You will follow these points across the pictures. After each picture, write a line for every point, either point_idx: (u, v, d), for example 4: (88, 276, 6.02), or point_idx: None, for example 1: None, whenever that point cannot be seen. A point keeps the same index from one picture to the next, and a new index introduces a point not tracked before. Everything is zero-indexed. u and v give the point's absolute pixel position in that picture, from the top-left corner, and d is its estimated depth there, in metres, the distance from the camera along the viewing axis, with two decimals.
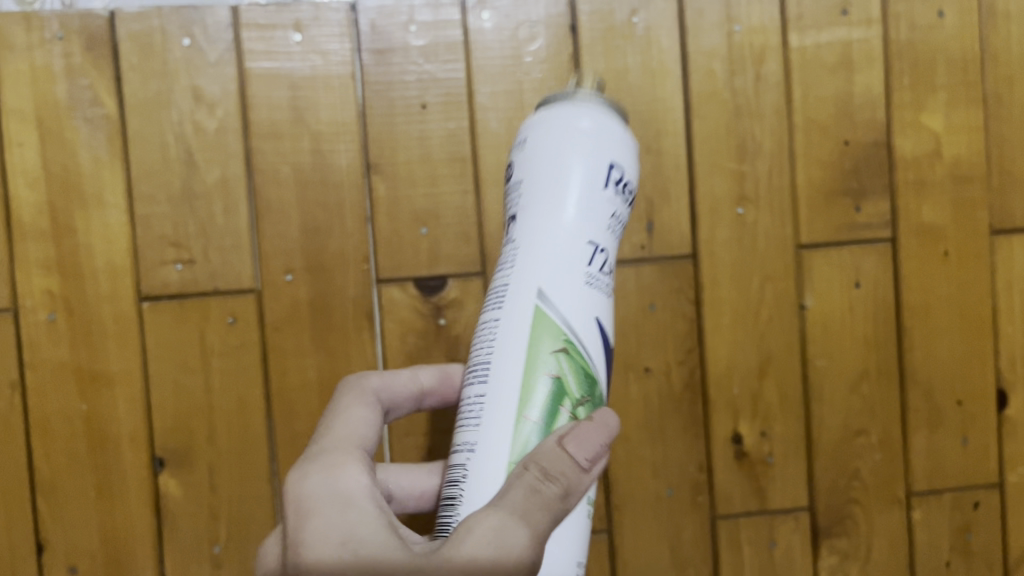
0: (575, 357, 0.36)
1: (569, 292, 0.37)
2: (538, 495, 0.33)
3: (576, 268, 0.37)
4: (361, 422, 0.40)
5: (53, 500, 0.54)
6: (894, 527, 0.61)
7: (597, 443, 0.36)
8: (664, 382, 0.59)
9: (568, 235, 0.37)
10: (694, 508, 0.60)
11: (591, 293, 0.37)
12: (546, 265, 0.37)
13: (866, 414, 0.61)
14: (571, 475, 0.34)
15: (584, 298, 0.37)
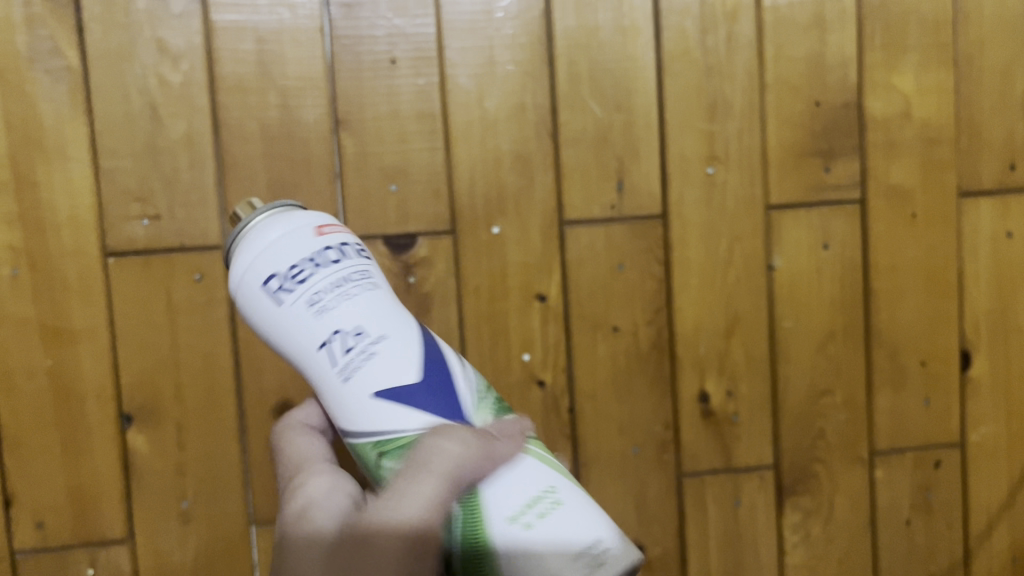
0: (393, 451, 0.37)
1: (336, 399, 0.38)
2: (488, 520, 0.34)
3: (329, 379, 0.38)
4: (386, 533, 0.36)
5: (19, 455, 0.54)
6: (856, 486, 0.62)
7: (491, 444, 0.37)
8: (632, 341, 0.59)
9: (307, 344, 0.38)
10: (660, 466, 0.60)
11: (351, 383, 0.38)
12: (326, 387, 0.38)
13: (831, 374, 0.61)
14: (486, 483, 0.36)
15: (352, 395, 0.38)
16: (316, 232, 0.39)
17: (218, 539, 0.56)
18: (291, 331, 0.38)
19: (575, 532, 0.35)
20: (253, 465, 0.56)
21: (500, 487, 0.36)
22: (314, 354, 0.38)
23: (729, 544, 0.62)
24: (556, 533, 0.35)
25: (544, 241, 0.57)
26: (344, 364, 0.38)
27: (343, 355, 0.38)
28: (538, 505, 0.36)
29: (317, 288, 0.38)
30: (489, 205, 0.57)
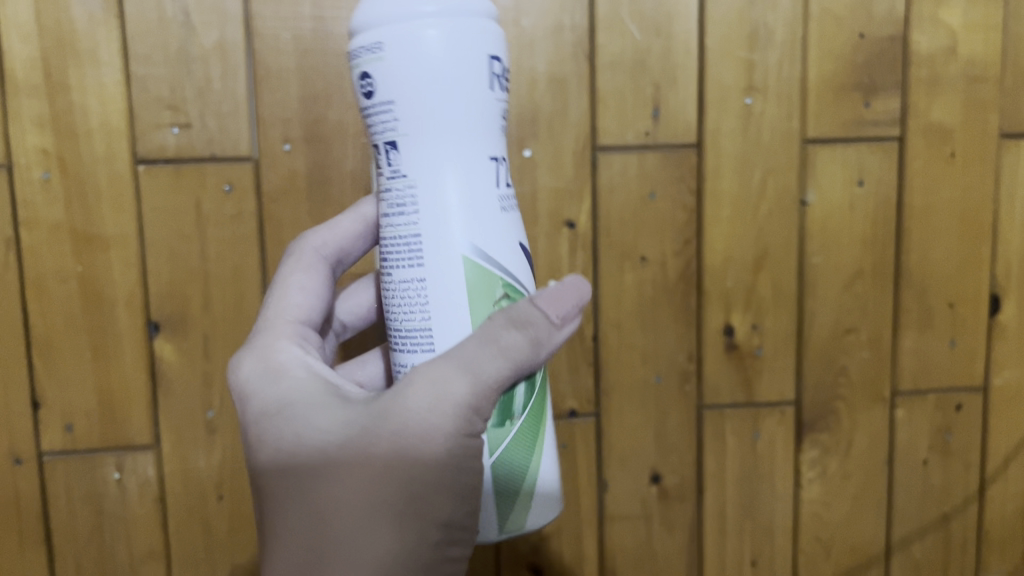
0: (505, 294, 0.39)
1: (487, 213, 0.38)
2: (493, 342, 0.36)
3: (491, 198, 0.38)
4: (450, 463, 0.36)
5: (49, 358, 0.54)
6: (875, 425, 0.63)
7: (562, 296, 0.39)
8: (660, 271, 0.59)
9: (478, 148, 0.38)
10: (681, 397, 0.61)
11: (508, 216, 0.39)
12: (455, 193, 0.37)
13: (858, 313, 0.61)
14: (535, 323, 0.37)
15: (505, 222, 0.39)
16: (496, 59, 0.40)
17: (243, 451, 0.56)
18: (481, 119, 0.38)
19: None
20: None
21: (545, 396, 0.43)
22: (484, 160, 0.38)
23: (746, 476, 0.62)
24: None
25: (576, 166, 0.57)
26: (506, 197, 0.39)
27: (505, 187, 0.39)
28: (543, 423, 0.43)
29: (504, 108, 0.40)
30: (523, 127, 0.56)
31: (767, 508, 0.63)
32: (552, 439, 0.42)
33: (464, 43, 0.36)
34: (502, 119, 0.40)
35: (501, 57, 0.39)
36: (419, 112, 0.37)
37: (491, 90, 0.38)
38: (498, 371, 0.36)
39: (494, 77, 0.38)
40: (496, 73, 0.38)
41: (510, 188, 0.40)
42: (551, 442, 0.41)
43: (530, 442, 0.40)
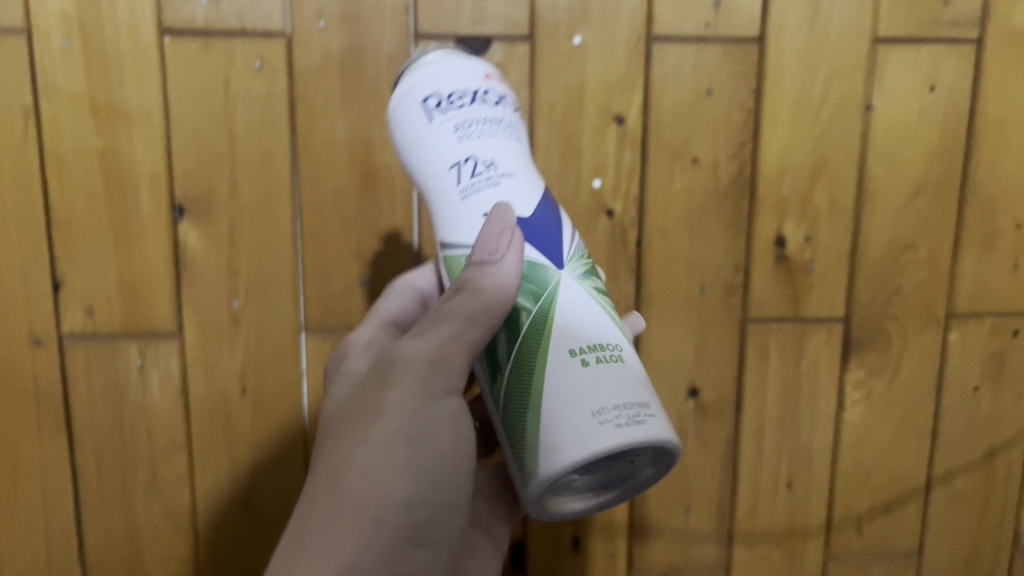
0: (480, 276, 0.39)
1: (451, 213, 0.40)
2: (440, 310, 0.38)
3: (450, 202, 0.40)
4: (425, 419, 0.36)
5: (70, 239, 0.52)
6: (927, 348, 0.60)
7: (494, 234, 0.38)
8: (711, 175, 0.55)
9: (436, 159, 0.40)
10: (725, 310, 0.58)
11: (470, 203, 0.39)
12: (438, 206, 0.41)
13: (918, 228, 0.58)
14: (475, 280, 0.37)
15: (466, 213, 0.39)
16: (484, 77, 0.40)
17: (268, 345, 0.54)
18: (430, 144, 0.39)
19: (614, 387, 0.36)
20: (306, 270, 0.54)
21: (572, 324, 0.38)
22: (445, 172, 0.40)
23: (787, 394, 0.60)
24: (627, 385, 0.36)
25: (628, 58, 0.53)
26: (467, 184, 0.39)
27: (467, 177, 0.39)
28: (600, 352, 0.37)
29: (475, 114, 0.39)
30: (573, 13, 0.52)
31: (807, 428, 0.60)
32: (579, 369, 0.36)
33: (409, 105, 0.40)
34: (461, 126, 0.39)
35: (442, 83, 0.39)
36: (406, 156, 0.41)
37: (435, 117, 0.39)
38: (453, 328, 0.37)
39: (435, 106, 0.39)
40: (426, 103, 0.39)
41: (491, 169, 0.39)
42: (570, 374, 0.36)
43: (523, 390, 0.37)
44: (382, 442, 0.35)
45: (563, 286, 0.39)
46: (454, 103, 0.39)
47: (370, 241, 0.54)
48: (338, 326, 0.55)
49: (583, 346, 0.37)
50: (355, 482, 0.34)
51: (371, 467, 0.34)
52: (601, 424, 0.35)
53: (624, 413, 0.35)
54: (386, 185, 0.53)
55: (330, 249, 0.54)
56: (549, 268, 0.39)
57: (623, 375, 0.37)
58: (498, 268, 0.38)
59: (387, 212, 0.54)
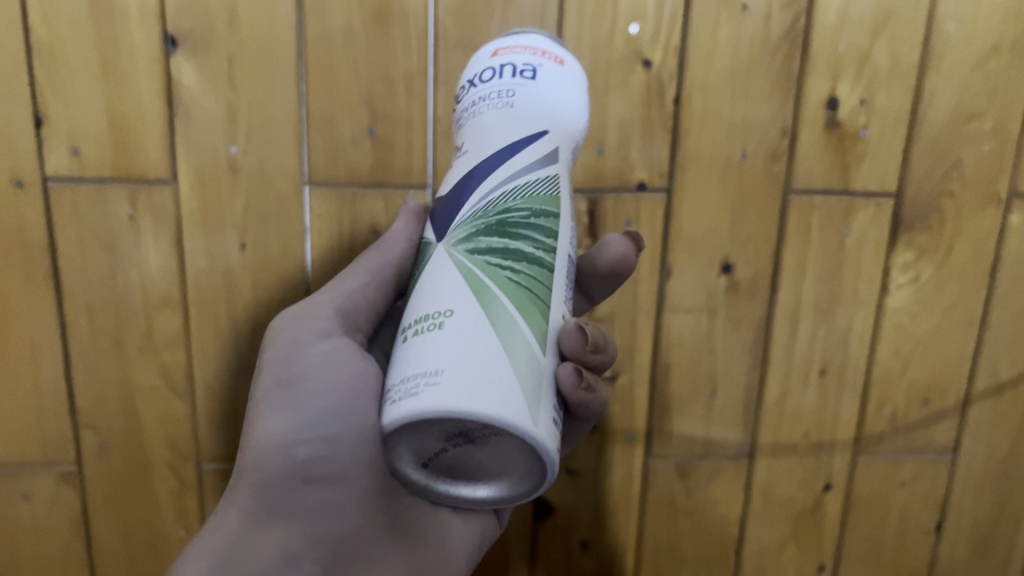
0: None
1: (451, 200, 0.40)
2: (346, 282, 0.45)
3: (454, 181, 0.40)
4: (296, 366, 0.40)
5: (53, 68, 0.47)
6: (983, 230, 0.55)
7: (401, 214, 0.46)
8: (762, 27, 0.50)
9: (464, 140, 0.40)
10: (768, 180, 0.53)
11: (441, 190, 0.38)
12: None
13: (985, 95, 0.52)
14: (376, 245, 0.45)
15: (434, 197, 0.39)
16: (491, 56, 0.36)
17: (270, 197, 0.50)
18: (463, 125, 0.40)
19: (419, 357, 0.29)
20: (311, 117, 0.49)
21: (424, 294, 0.33)
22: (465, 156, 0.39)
23: (828, 276, 0.55)
24: (450, 356, 0.29)
25: None
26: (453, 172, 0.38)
27: (455, 163, 0.38)
28: (424, 322, 0.31)
29: (467, 102, 0.36)
30: None
31: (846, 313, 0.56)
32: (397, 348, 0.31)
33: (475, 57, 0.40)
34: (461, 113, 0.37)
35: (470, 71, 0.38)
36: None
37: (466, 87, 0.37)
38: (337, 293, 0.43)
39: (459, 96, 0.38)
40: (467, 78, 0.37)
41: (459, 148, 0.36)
42: (396, 352, 0.31)
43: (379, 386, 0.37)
44: (259, 399, 0.40)
45: (434, 259, 0.34)
46: (464, 91, 0.37)
47: (382, 87, 0.49)
48: (345, 181, 0.50)
49: (414, 320, 0.32)
50: (245, 442, 0.40)
51: (249, 429, 0.40)
52: (384, 400, 0.29)
53: (407, 385, 0.29)
54: (401, 23, 0.48)
55: (337, 94, 0.49)
56: (430, 245, 0.35)
57: (435, 343, 0.30)
58: (394, 232, 0.45)
59: (401, 55, 0.49)
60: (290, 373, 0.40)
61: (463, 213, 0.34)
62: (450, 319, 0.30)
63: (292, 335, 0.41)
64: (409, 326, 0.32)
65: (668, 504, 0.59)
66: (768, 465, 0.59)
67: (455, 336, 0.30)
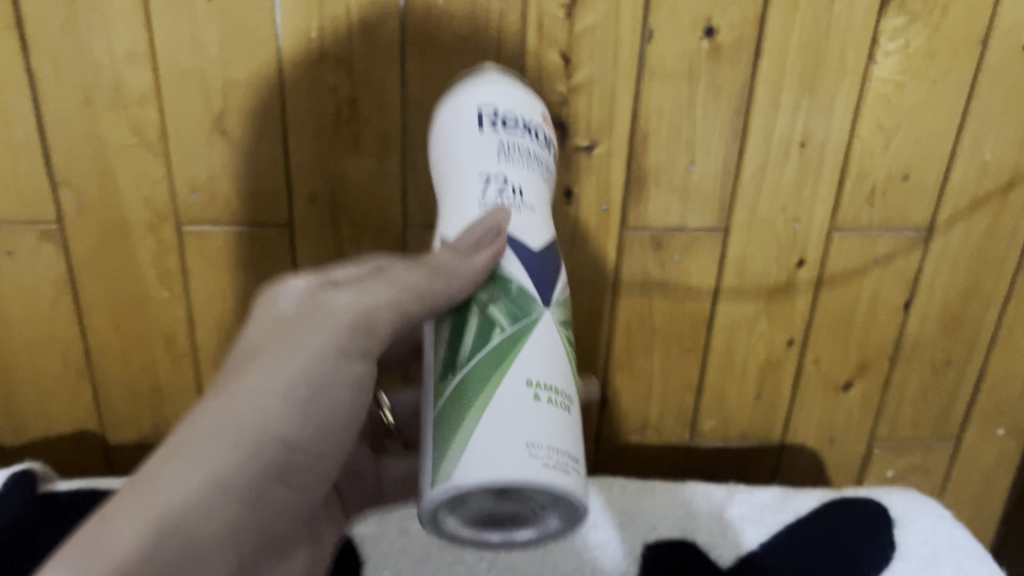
0: (503, 304, 0.37)
1: (459, 213, 0.39)
2: (396, 279, 0.36)
3: (462, 200, 0.39)
4: (320, 400, 0.33)
5: None
6: None
7: (484, 242, 0.37)
8: None
9: (471, 155, 0.39)
10: None
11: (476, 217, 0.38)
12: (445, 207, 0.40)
13: None
14: (448, 258, 0.36)
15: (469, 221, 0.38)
16: (539, 110, 0.42)
17: None
18: (468, 146, 0.39)
19: (558, 434, 0.33)
20: None
21: (542, 358, 0.36)
22: (471, 179, 0.39)
23: (814, 43, 0.53)
24: (548, 427, 0.33)
25: None
26: (489, 201, 0.38)
27: (496, 197, 0.38)
28: (549, 393, 0.35)
29: (523, 148, 0.39)
30: None
31: (831, 84, 0.55)
32: (531, 403, 0.34)
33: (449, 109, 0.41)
34: (506, 146, 0.39)
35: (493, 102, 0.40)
36: (442, 157, 0.41)
37: (480, 129, 0.39)
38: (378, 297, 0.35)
39: (487, 119, 0.39)
40: (480, 126, 0.39)
41: (519, 196, 0.39)
42: (522, 403, 0.34)
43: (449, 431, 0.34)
44: (258, 409, 0.32)
45: (542, 319, 0.37)
46: (500, 123, 0.39)
47: None
48: None
49: (539, 382, 0.35)
50: (214, 441, 0.31)
51: (231, 433, 0.31)
52: (543, 467, 0.32)
53: (550, 492, 0.33)
54: None
55: None
56: (533, 304, 0.37)
57: (568, 428, 0.34)
58: (472, 263, 0.36)
59: None
60: (307, 403, 0.33)
61: (556, 295, 0.38)
62: (568, 466, 0.33)
63: (327, 346, 0.34)
64: (528, 382, 0.35)
65: (643, 278, 0.61)
66: (743, 240, 0.59)
67: (566, 433, 0.34)
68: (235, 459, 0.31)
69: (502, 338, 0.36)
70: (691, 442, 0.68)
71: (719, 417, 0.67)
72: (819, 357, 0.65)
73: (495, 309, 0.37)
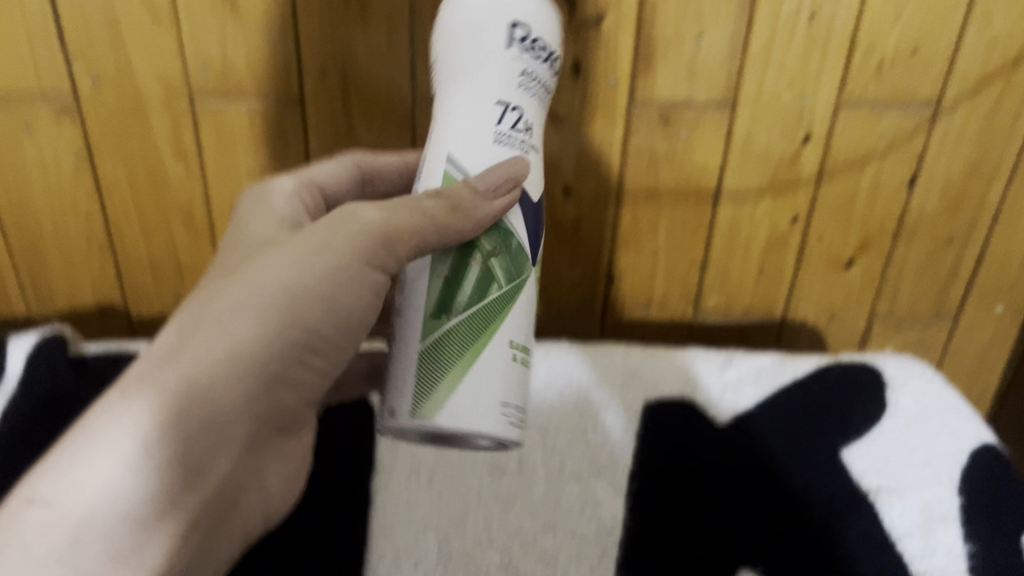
0: (503, 259, 0.38)
1: (471, 134, 0.38)
2: (412, 203, 0.36)
3: (476, 121, 0.38)
4: (342, 295, 0.35)
5: None
6: None
7: (500, 178, 0.37)
8: None
9: (493, 73, 0.38)
10: None
11: (491, 143, 0.38)
12: (451, 118, 0.39)
13: None
14: (455, 190, 0.36)
15: (483, 145, 0.38)
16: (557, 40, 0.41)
17: None
18: (495, 58, 0.38)
19: (514, 392, 0.38)
20: None
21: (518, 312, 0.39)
22: (490, 99, 0.38)
23: None
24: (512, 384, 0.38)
25: None
26: (503, 133, 0.38)
27: (507, 128, 0.38)
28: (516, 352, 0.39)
29: (541, 83, 0.39)
30: None
31: None
32: (503, 364, 0.37)
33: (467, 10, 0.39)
34: (528, 73, 0.39)
35: (526, 19, 0.38)
36: (458, 55, 0.39)
37: (505, 50, 0.38)
38: (407, 220, 0.36)
39: (520, 38, 0.38)
40: (505, 48, 0.38)
41: (526, 133, 0.39)
42: (497, 361, 0.37)
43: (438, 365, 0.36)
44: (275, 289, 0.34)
45: (528, 280, 0.39)
46: (529, 44, 0.38)
47: None
48: None
49: (517, 349, 0.38)
50: (233, 318, 0.33)
51: (247, 307, 0.34)
52: (496, 414, 0.36)
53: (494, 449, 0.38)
54: None
55: None
56: (523, 257, 0.39)
57: (518, 383, 0.38)
58: (486, 206, 0.37)
59: None
60: (322, 290, 0.35)
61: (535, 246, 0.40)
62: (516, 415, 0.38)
63: (353, 255, 0.35)
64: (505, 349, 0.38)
65: (649, 156, 0.61)
66: (749, 117, 0.60)
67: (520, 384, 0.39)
68: (251, 328, 0.33)
69: (490, 295, 0.38)
70: (694, 319, 0.70)
71: (722, 294, 0.68)
72: (822, 234, 0.66)
73: (495, 258, 0.38)
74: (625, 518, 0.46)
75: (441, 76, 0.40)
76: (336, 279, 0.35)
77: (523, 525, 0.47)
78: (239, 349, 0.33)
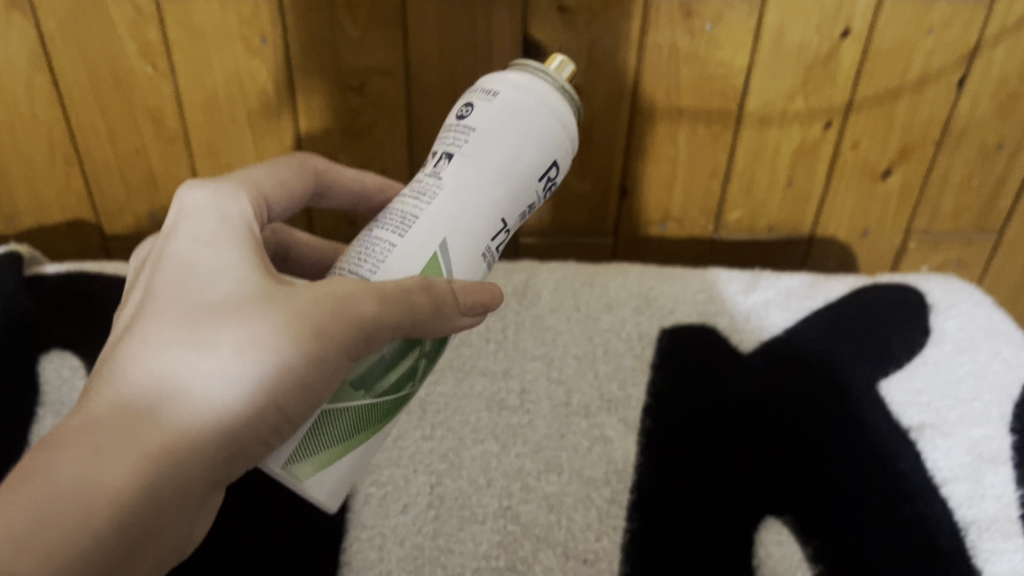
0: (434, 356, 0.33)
1: (469, 246, 0.31)
2: (410, 299, 0.29)
3: (478, 235, 0.32)
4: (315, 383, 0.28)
5: None
6: None
7: (476, 304, 0.32)
8: None
9: (516, 195, 0.32)
10: None
11: (478, 262, 0.32)
12: (461, 214, 0.31)
13: None
14: (450, 300, 0.30)
15: (471, 260, 0.32)
16: None
17: None
18: (523, 183, 0.32)
19: None
20: None
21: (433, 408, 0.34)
22: (500, 214, 0.32)
23: None
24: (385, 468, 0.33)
25: None
26: (491, 254, 0.32)
27: (493, 251, 0.33)
28: None
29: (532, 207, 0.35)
30: None
31: None
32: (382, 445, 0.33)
33: (522, 107, 0.32)
34: (531, 207, 0.34)
35: (563, 157, 0.33)
36: (500, 155, 0.31)
37: (537, 182, 0.32)
38: (394, 324, 0.29)
39: (553, 173, 0.33)
40: (538, 177, 0.32)
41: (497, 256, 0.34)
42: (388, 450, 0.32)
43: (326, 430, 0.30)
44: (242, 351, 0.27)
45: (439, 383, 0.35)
46: (553, 177, 0.33)
47: None
48: None
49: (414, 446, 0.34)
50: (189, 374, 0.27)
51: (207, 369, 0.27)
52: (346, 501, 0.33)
53: None
54: None
55: None
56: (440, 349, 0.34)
57: None
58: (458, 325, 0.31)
59: None
60: (297, 367, 0.27)
61: None
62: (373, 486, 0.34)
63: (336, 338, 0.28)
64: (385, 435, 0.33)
65: (669, 53, 0.55)
66: (783, 7, 0.53)
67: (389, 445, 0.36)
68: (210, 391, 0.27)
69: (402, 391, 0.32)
70: (715, 235, 0.64)
71: (746, 208, 0.63)
72: (859, 140, 0.60)
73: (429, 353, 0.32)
74: (638, 457, 0.39)
75: (460, 153, 0.31)
76: (321, 388, 0.28)
77: (523, 464, 0.39)
78: (196, 416, 0.26)
